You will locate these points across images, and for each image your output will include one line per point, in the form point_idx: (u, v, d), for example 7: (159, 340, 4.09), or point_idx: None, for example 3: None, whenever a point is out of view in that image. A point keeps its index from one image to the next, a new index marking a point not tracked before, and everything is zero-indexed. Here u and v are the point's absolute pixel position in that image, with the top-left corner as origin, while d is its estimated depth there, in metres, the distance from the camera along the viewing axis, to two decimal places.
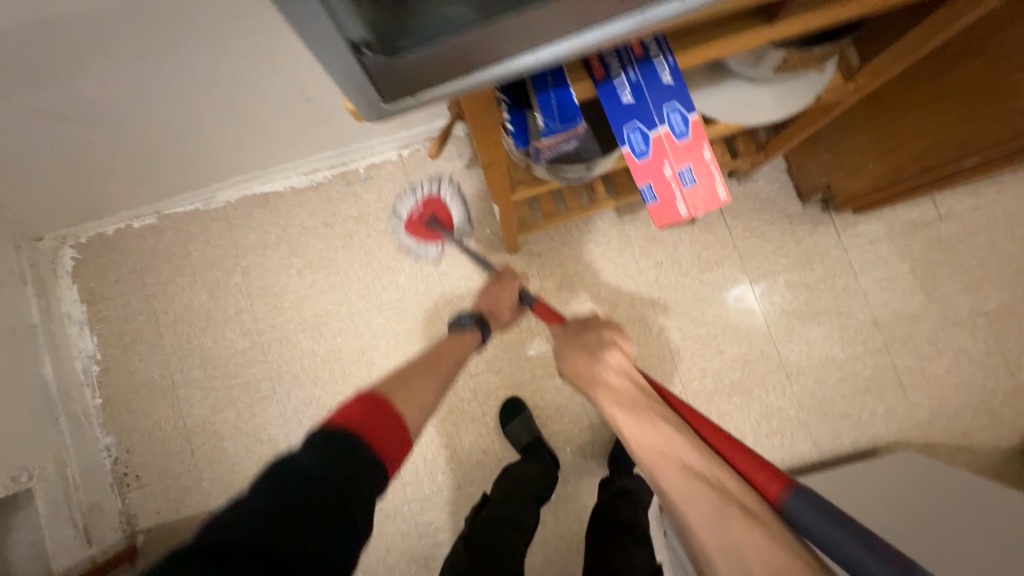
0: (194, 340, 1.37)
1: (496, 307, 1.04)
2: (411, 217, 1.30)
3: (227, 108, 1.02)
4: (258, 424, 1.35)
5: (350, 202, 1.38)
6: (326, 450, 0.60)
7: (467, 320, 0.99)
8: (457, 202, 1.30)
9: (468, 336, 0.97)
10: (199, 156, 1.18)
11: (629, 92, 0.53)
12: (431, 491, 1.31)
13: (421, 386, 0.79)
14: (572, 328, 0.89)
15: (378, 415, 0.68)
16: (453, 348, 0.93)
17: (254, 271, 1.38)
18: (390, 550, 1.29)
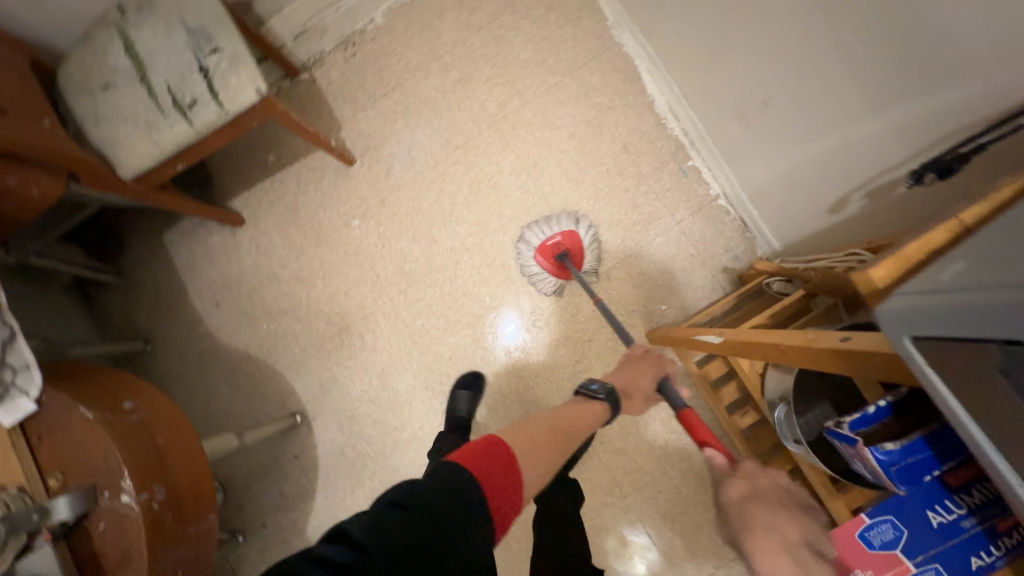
0: (482, 61, 1.42)
1: (631, 388, 1.07)
2: (543, 244, 1.30)
3: (731, 32, 1.03)
4: (423, 143, 1.42)
5: (654, 161, 1.36)
6: (443, 489, 0.59)
7: (601, 390, 0.99)
8: (587, 230, 1.31)
9: (598, 406, 0.96)
10: (670, 14, 1.20)
11: (941, 519, 0.56)
12: (404, 318, 1.39)
13: (535, 436, 0.78)
14: (738, 475, 0.80)
15: (494, 468, 0.65)
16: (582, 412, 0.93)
17: (560, 93, 1.39)
18: (348, 294, 1.42)
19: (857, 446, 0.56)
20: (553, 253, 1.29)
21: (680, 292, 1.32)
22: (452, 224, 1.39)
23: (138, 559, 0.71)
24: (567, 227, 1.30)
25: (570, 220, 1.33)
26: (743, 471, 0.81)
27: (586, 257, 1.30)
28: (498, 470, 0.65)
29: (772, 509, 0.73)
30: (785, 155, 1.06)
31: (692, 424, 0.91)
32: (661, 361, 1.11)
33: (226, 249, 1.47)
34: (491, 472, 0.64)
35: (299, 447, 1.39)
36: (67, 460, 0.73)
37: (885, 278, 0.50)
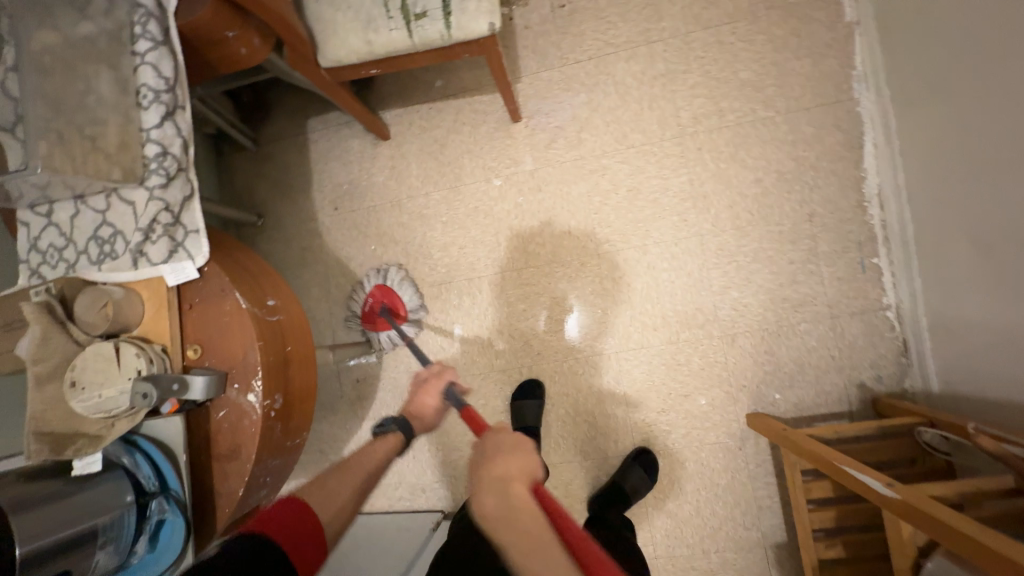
0: (694, 63, 1.27)
1: (422, 413, 1.00)
2: (364, 313, 1.35)
3: (1003, 158, 0.88)
4: (596, 127, 1.30)
5: (836, 241, 1.20)
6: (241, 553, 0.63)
7: (392, 423, 0.99)
8: (408, 287, 1.35)
9: (390, 441, 0.96)
10: (935, 101, 1.03)
11: None
12: (505, 295, 1.33)
13: (332, 485, 0.82)
14: (483, 445, 0.74)
15: (302, 528, 0.71)
16: (496, 438, 0.74)
17: (765, 130, 1.23)
18: (460, 249, 1.36)
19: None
20: (374, 314, 1.34)
21: (802, 388, 1.20)
22: (592, 223, 1.29)
23: (245, 460, 0.71)
24: (375, 283, 1.35)
25: (383, 274, 1.36)
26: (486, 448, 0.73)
27: (407, 300, 1.34)
28: (298, 535, 0.69)
29: (505, 453, 0.70)
30: (1016, 309, 0.90)
31: (473, 417, 0.88)
32: (439, 373, 1.02)
33: (362, 157, 1.43)
34: (296, 531, 0.70)
35: (363, 373, 1.40)
36: (210, 338, 0.72)
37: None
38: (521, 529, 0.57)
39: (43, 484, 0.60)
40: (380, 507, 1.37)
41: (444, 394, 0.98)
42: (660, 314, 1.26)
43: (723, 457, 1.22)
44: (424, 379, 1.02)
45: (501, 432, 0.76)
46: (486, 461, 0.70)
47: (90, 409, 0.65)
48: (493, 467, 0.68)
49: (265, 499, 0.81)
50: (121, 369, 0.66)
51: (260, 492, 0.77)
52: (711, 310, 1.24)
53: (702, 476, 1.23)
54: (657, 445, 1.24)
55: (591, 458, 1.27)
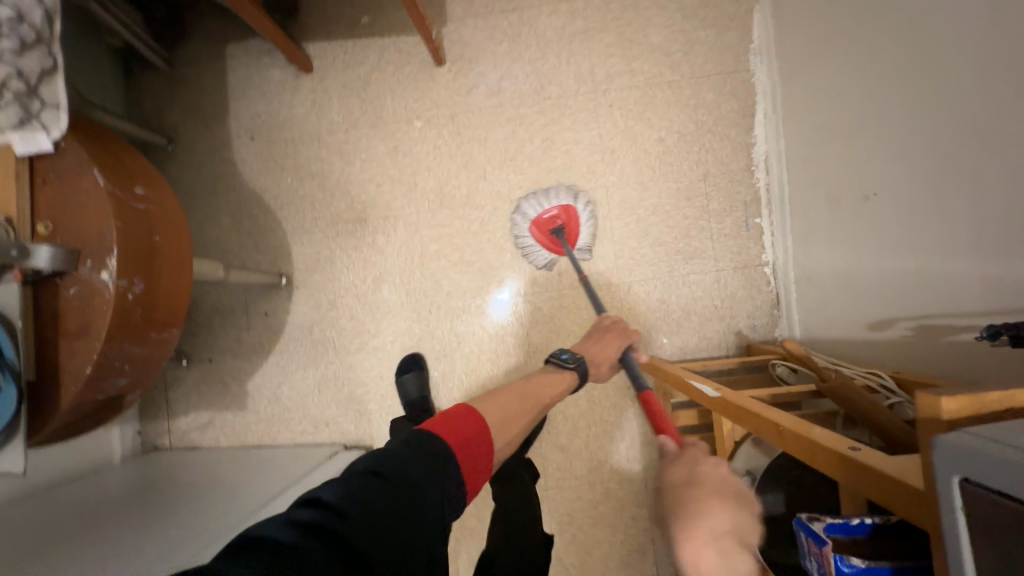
0: (611, 23, 1.33)
1: (601, 358, 1.03)
2: (539, 217, 1.28)
3: (851, 120, 1.00)
4: (517, 76, 1.34)
5: (725, 200, 1.31)
6: (423, 462, 0.61)
7: (570, 359, 0.99)
8: (591, 221, 1.29)
9: (567, 377, 0.97)
10: (806, 73, 1.15)
11: None
12: (421, 235, 1.35)
13: (505, 408, 0.82)
14: (684, 474, 0.63)
15: (476, 450, 0.70)
16: (713, 473, 0.63)
17: (670, 93, 1.32)
18: (379, 187, 1.37)
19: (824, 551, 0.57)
20: (549, 228, 1.28)
21: (688, 333, 1.30)
22: (507, 169, 1.34)
23: (96, 337, 0.70)
24: (565, 202, 1.28)
25: (568, 194, 1.30)
26: (684, 461, 0.66)
27: (581, 234, 1.28)
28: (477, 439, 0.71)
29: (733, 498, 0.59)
30: (876, 255, 0.96)
31: (654, 407, 0.87)
32: (620, 326, 1.11)
33: (283, 88, 1.40)
34: (471, 443, 0.70)
35: (272, 308, 1.38)
36: (63, 215, 0.71)
37: (954, 413, 0.40)
38: None
39: None
40: (282, 441, 1.36)
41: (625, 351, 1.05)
42: (565, 260, 1.32)
43: (613, 397, 1.30)
44: (585, 336, 1.10)
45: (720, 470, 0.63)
46: (701, 494, 0.60)
47: None
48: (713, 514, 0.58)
49: (127, 388, 0.81)
50: None
51: (116, 378, 0.76)
52: (611, 258, 1.32)
53: (593, 413, 1.31)
54: None
55: None
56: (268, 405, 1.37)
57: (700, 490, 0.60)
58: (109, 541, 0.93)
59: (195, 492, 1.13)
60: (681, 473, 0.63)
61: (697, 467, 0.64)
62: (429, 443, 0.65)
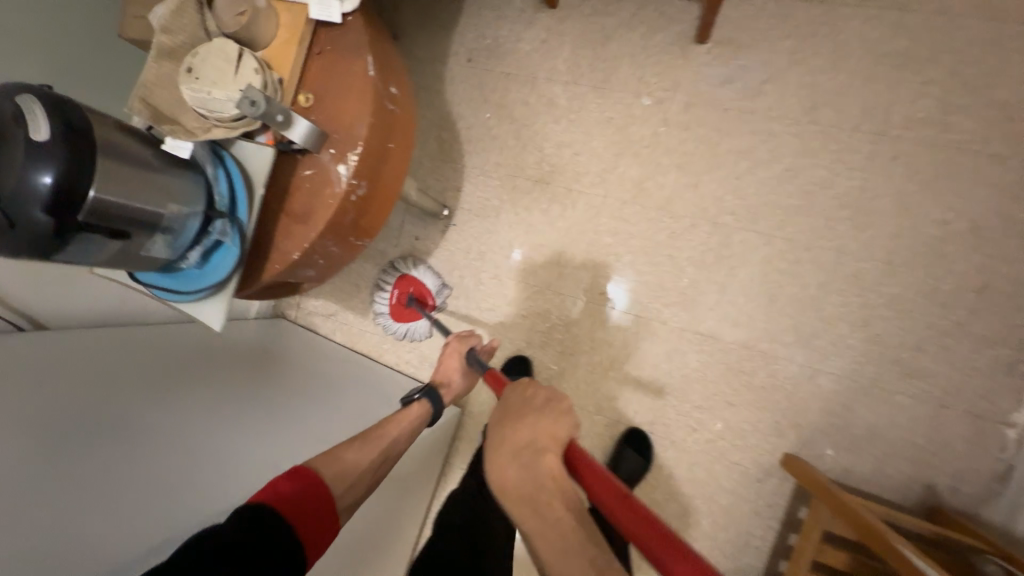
0: (948, 57, 1.01)
1: (450, 376, 1.04)
2: (391, 306, 1.30)
3: None
4: (788, 85, 1.09)
5: (998, 329, 1.00)
6: (252, 529, 0.60)
7: (420, 395, 0.98)
8: (427, 271, 1.30)
9: (418, 409, 0.95)
10: None
11: None
12: (598, 223, 1.21)
13: (350, 459, 0.78)
14: (506, 404, 0.65)
15: (313, 501, 0.67)
16: (522, 395, 0.65)
17: (988, 169, 1.00)
18: (573, 156, 1.24)
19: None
20: (402, 307, 1.30)
21: (862, 457, 1.06)
22: (727, 187, 1.13)
23: (313, 227, 0.67)
24: (399, 275, 1.30)
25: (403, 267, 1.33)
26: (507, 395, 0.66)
27: (429, 284, 1.30)
28: (302, 488, 0.68)
29: (523, 420, 0.61)
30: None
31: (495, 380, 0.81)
32: (465, 338, 1.08)
33: (517, 18, 1.28)
34: (295, 494, 0.67)
35: (423, 235, 1.35)
36: (326, 91, 0.67)
37: None
38: (555, 520, 0.52)
39: (131, 141, 0.55)
40: (387, 362, 1.38)
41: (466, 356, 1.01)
42: (748, 313, 1.12)
43: (735, 482, 1.12)
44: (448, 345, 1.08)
45: (528, 389, 0.65)
46: (503, 421, 0.62)
47: (196, 103, 0.61)
48: (515, 434, 0.60)
49: (310, 282, 0.79)
50: (236, 77, 0.62)
51: (307, 271, 0.74)
52: (807, 335, 1.09)
53: (704, 486, 1.14)
54: (674, 436, 1.16)
55: (602, 415, 1.21)
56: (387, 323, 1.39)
57: (506, 425, 0.61)
58: (208, 402, 0.93)
59: (301, 399, 1.09)
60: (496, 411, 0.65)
61: (506, 401, 0.65)
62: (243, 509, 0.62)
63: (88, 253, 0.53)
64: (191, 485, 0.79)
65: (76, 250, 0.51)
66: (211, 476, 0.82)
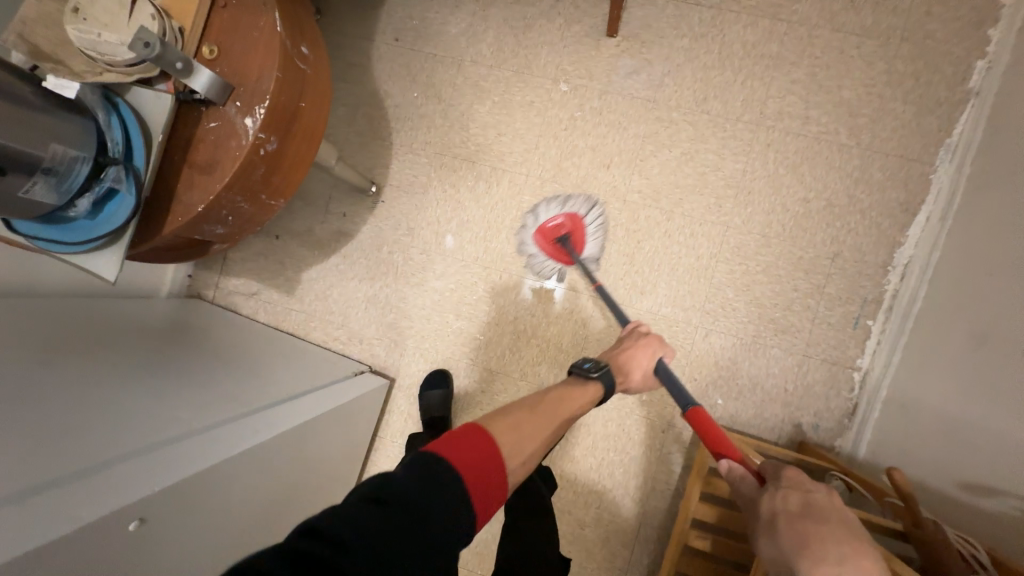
0: (808, 61, 1.20)
1: (625, 368, 0.93)
2: (546, 224, 1.24)
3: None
4: (685, 79, 1.23)
5: (845, 289, 1.20)
6: (429, 483, 0.53)
7: (593, 367, 0.88)
8: (597, 224, 1.24)
9: (591, 389, 0.86)
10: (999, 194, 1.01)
11: None
12: (523, 200, 1.29)
13: (528, 431, 0.70)
14: (800, 498, 0.60)
15: (492, 474, 0.60)
16: (828, 500, 0.59)
17: (838, 156, 1.19)
18: (500, 136, 1.30)
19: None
20: (554, 235, 1.24)
21: (745, 404, 1.22)
22: (635, 168, 1.25)
23: (218, 179, 0.67)
24: (574, 211, 1.24)
25: (564, 201, 1.25)
26: (788, 479, 0.64)
27: (589, 243, 1.24)
28: (483, 454, 0.60)
29: (839, 537, 0.54)
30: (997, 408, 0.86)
31: (706, 426, 0.79)
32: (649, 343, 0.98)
33: (444, 1, 1.32)
34: (486, 469, 0.59)
35: (351, 211, 1.35)
36: (230, 44, 0.67)
37: None
38: None
39: (6, 76, 0.53)
40: (314, 339, 1.36)
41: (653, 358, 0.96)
42: (653, 282, 1.25)
43: (643, 433, 1.25)
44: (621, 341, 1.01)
45: (835, 497, 0.59)
46: (807, 522, 0.56)
47: (83, 45, 0.60)
48: (825, 548, 0.53)
49: (218, 239, 0.78)
50: (128, 21, 0.61)
51: (214, 226, 0.74)
52: (701, 299, 1.23)
53: (616, 440, 1.25)
54: None
55: (527, 381, 1.28)
56: (314, 300, 1.37)
57: (809, 525, 0.56)
58: (96, 369, 0.85)
59: (202, 366, 1.03)
60: (786, 500, 0.60)
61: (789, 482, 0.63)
62: (429, 460, 0.56)
63: None
64: (95, 435, 0.72)
65: None
66: (110, 427, 0.74)
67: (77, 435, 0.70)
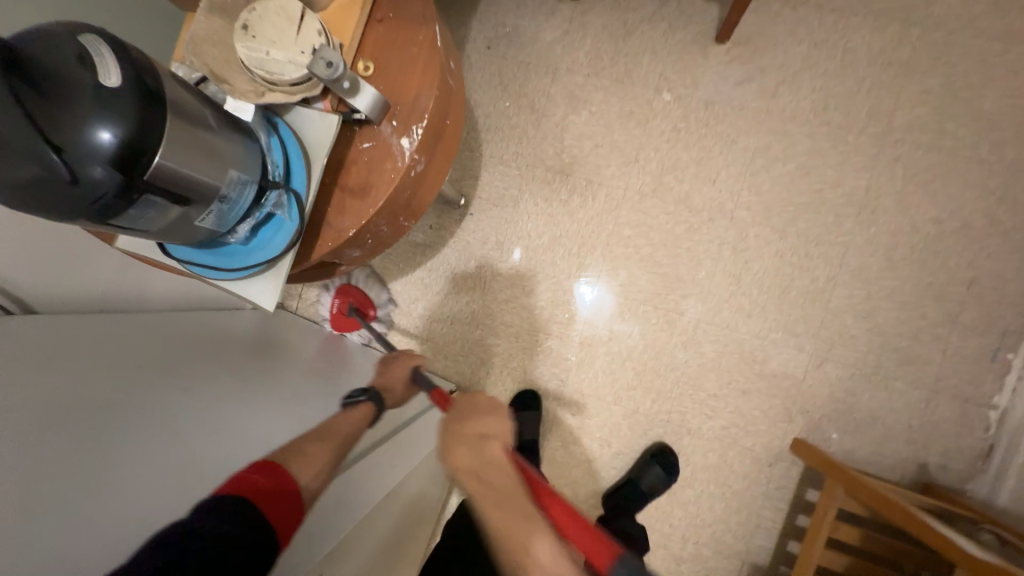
0: (942, 69, 1.10)
1: (393, 385, 0.96)
2: (331, 312, 1.31)
3: None
4: (801, 88, 1.15)
5: (983, 319, 1.09)
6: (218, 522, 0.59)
7: (360, 394, 0.91)
8: (374, 283, 1.33)
9: (361, 411, 0.88)
10: None
11: None
12: (619, 215, 1.23)
13: (300, 469, 0.71)
14: (462, 406, 0.74)
15: (283, 494, 0.66)
16: (474, 397, 0.76)
17: (975, 173, 1.09)
18: (594, 148, 1.25)
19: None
20: (342, 316, 1.30)
21: (864, 439, 1.13)
22: (743, 183, 1.18)
23: (371, 203, 0.64)
24: (343, 283, 1.33)
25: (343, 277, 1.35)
26: (463, 399, 0.76)
27: (370, 296, 1.32)
28: (262, 484, 0.66)
29: (463, 415, 0.73)
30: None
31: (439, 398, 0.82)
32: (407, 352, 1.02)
33: (538, 8, 1.28)
34: (265, 487, 0.65)
35: (436, 224, 1.32)
36: (387, 60, 0.64)
37: None
38: (495, 485, 0.65)
39: (193, 98, 0.50)
40: None
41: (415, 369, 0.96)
42: (761, 305, 1.17)
43: (748, 466, 1.17)
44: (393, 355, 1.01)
45: (478, 394, 0.76)
46: (467, 413, 0.73)
47: (253, 64, 0.57)
48: (470, 425, 0.71)
49: (352, 262, 0.75)
50: (297, 36, 0.57)
51: (354, 250, 0.70)
52: (815, 325, 1.15)
53: (717, 472, 1.18)
54: (690, 424, 1.19)
55: (619, 405, 1.22)
56: (397, 314, 1.34)
57: (466, 404, 0.74)
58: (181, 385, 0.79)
59: (282, 383, 0.96)
60: (458, 411, 0.73)
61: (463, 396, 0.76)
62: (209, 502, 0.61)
63: (144, 219, 0.48)
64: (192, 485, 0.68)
65: (133, 214, 0.46)
66: (181, 473, 0.68)
67: (176, 486, 0.66)
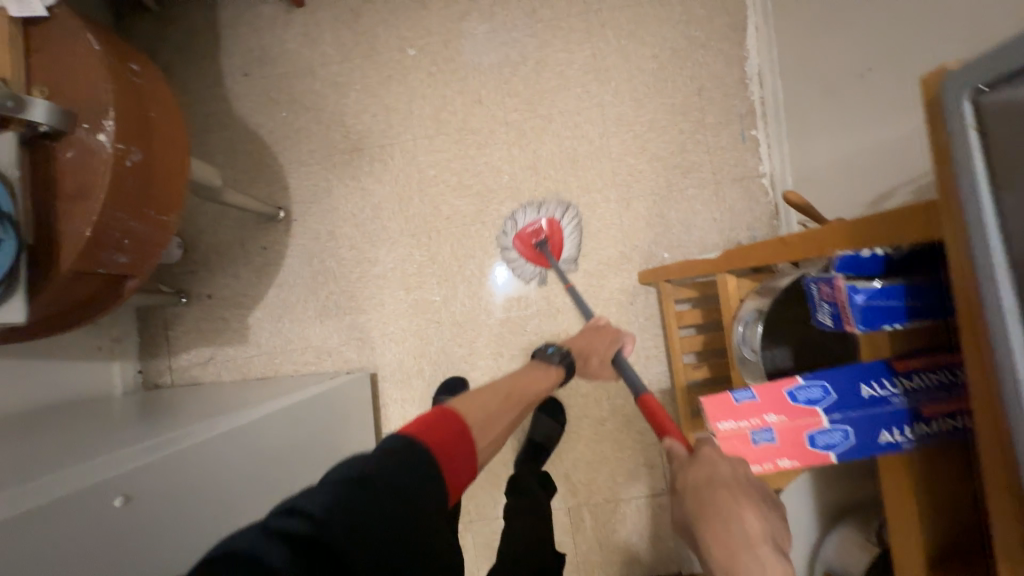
0: None
1: (585, 355, 1.07)
2: (519, 233, 1.29)
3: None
4: (510, 1, 1.34)
5: (721, 113, 1.31)
6: (406, 459, 0.54)
7: (557, 355, 1.02)
8: (570, 228, 1.29)
9: (554, 372, 0.98)
10: None
11: (874, 392, 0.46)
12: (420, 161, 1.35)
13: (491, 416, 0.76)
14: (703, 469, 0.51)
15: (459, 442, 0.62)
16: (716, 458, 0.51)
17: (662, 10, 1.32)
18: (374, 117, 1.36)
19: (834, 280, 0.43)
20: (532, 243, 1.28)
21: (688, 246, 1.30)
22: (503, 92, 1.34)
23: (93, 199, 0.69)
24: (537, 216, 1.29)
25: (533, 208, 1.30)
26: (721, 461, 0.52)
27: (564, 242, 1.28)
28: (446, 434, 0.62)
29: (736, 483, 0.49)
30: (866, 133, 0.97)
31: (653, 410, 0.78)
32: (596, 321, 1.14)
33: (274, 24, 1.39)
34: (453, 439, 0.62)
35: (269, 242, 1.37)
36: (56, 78, 0.70)
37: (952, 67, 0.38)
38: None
39: None
40: (285, 373, 1.35)
41: (614, 341, 1.10)
42: (563, 180, 1.32)
43: (616, 313, 1.30)
44: (588, 328, 1.12)
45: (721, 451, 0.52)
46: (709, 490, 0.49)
47: None
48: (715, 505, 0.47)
49: (124, 269, 0.79)
50: None
51: (115, 254, 0.76)
52: (610, 176, 1.32)
53: None
54: (557, 304, 1.31)
55: (495, 318, 1.32)
56: (270, 338, 1.36)
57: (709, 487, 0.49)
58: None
59: (129, 430, 0.93)
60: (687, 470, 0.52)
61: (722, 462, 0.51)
62: (410, 443, 0.57)
63: None
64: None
65: None
66: None
67: None
